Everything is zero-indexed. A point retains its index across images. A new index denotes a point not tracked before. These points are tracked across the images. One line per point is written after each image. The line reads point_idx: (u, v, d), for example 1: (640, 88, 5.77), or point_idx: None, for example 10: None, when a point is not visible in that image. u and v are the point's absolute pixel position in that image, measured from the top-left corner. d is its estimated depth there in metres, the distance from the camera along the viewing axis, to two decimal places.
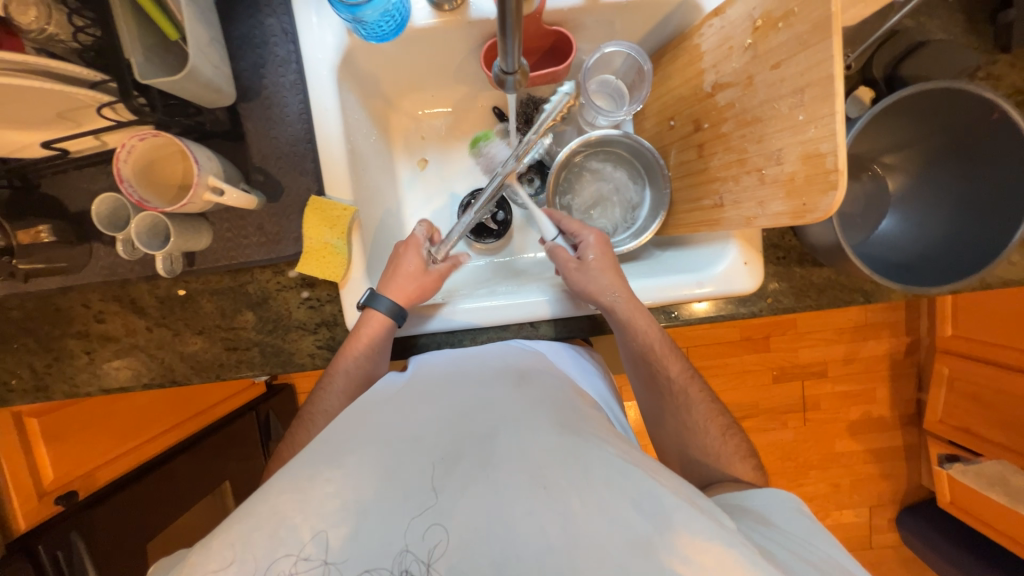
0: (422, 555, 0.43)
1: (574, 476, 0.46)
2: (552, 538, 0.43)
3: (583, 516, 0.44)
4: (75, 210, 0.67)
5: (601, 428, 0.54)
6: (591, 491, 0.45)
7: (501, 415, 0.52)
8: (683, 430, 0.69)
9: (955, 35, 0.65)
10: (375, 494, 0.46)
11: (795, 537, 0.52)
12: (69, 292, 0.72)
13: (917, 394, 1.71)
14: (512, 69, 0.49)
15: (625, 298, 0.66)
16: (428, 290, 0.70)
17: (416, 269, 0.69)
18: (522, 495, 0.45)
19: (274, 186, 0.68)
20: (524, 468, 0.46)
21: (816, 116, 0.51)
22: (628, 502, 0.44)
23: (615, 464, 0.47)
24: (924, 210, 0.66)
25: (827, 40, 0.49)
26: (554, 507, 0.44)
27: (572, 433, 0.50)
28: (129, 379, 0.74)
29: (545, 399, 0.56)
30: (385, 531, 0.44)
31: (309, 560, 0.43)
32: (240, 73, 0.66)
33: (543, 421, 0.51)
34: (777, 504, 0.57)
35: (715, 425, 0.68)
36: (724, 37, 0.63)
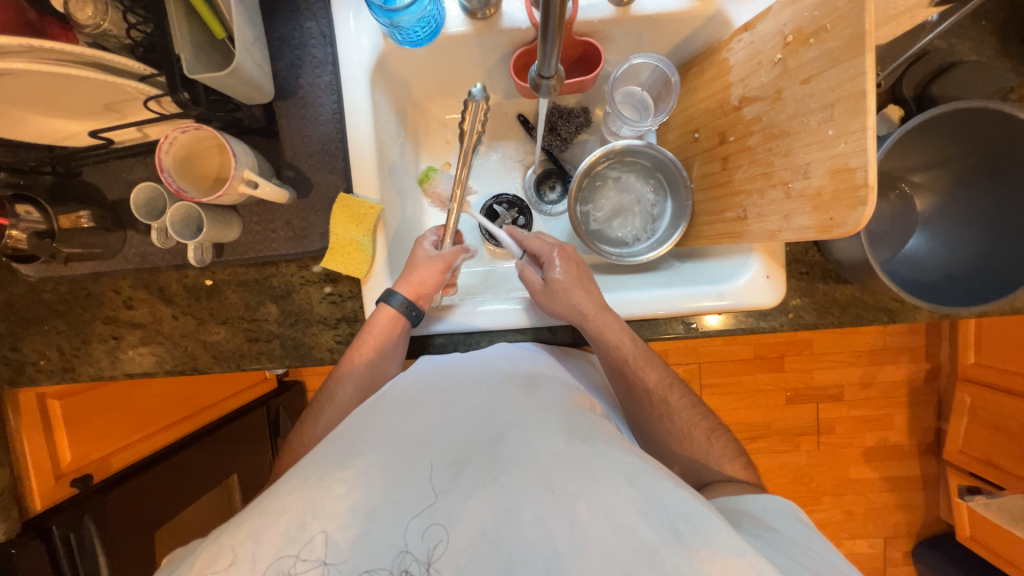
0: (422, 555, 0.42)
1: (580, 483, 0.45)
2: (558, 543, 0.42)
3: (590, 522, 0.43)
4: (114, 199, 0.70)
5: (610, 437, 0.53)
6: (598, 497, 0.44)
7: (509, 420, 0.53)
8: (670, 439, 0.67)
9: (988, 57, 0.65)
10: (381, 492, 0.46)
11: (797, 542, 0.50)
12: (101, 278, 0.74)
13: (937, 422, 1.66)
14: (549, 74, 0.49)
15: (593, 306, 0.67)
16: (438, 280, 0.69)
17: (424, 260, 0.69)
18: (528, 498, 0.45)
19: (305, 182, 0.70)
20: (530, 472, 0.46)
21: (847, 131, 0.51)
22: (634, 510, 0.43)
23: (623, 471, 0.47)
24: (954, 228, 0.64)
25: (858, 56, 0.49)
26: (560, 512, 0.44)
27: (581, 439, 0.50)
28: (152, 366, 0.75)
29: (557, 404, 0.55)
30: (390, 529, 0.44)
31: (310, 560, 0.42)
32: (277, 73, 0.69)
33: (550, 427, 0.51)
34: (773, 508, 0.56)
35: (703, 430, 0.68)
36: (753, 52, 0.64)
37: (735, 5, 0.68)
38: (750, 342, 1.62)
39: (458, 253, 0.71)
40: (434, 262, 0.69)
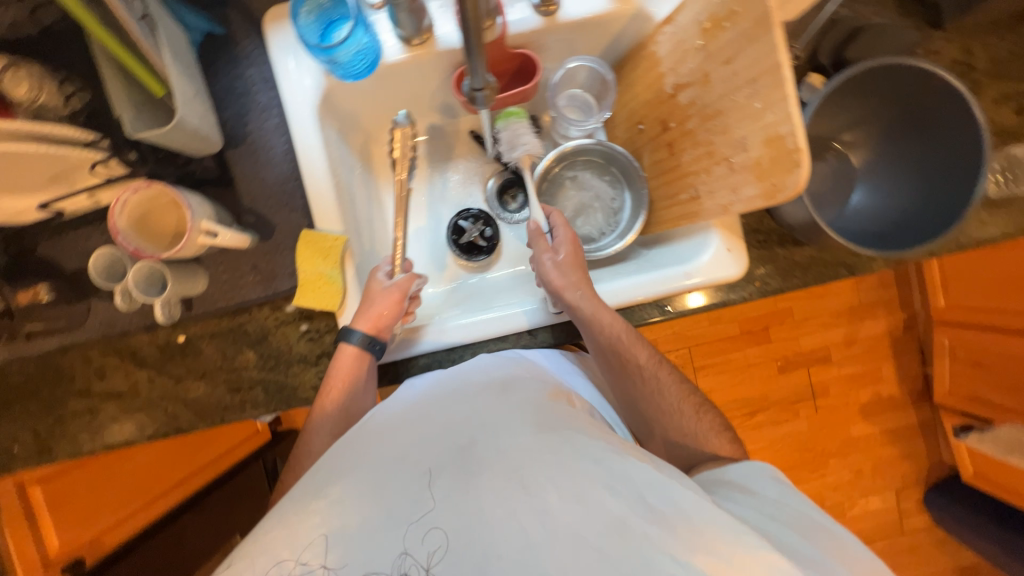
0: (422, 559, 0.45)
1: (550, 472, 0.47)
2: (532, 532, 0.45)
3: (563, 510, 0.45)
4: (72, 269, 0.69)
5: (580, 421, 0.54)
6: (569, 485, 0.46)
7: (480, 423, 0.53)
8: (659, 415, 0.68)
9: (890, 18, 0.70)
10: (364, 512, 0.48)
11: (774, 505, 0.54)
12: (69, 351, 0.72)
13: (923, 368, 1.71)
14: (479, 85, 0.50)
15: (589, 296, 0.67)
16: (395, 311, 0.68)
17: (379, 292, 0.69)
18: (502, 496, 0.47)
19: (266, 225, 0.70)
20: (503, 472, 0.48)
21: (771, 102, 0.54)
22: (604, 490, 0.46)
23: (593, 456, 0.48)
24: (890, 180, 0.69)
25: (768, 33, 0.53)
26: (533, 506, 0.46)
27: (550, 432, 0.51)
28: (134, 433, 0.73)
29: (527, 398, 0.56)
30: (379, 543, 0.46)
31: (307, 564, 0.46)
32: (225, 123, 0.70)
33: (519, 422, 0.52)
34: (757, 477, 0.58)
35: (689, 405, 0.68)
36: (678, 42, 0.67)
37: (654, 1, 0.72)
38: (734, 319, 1.65)
39: (411, 279, 0.71)
40: (389, 293, 0.69)
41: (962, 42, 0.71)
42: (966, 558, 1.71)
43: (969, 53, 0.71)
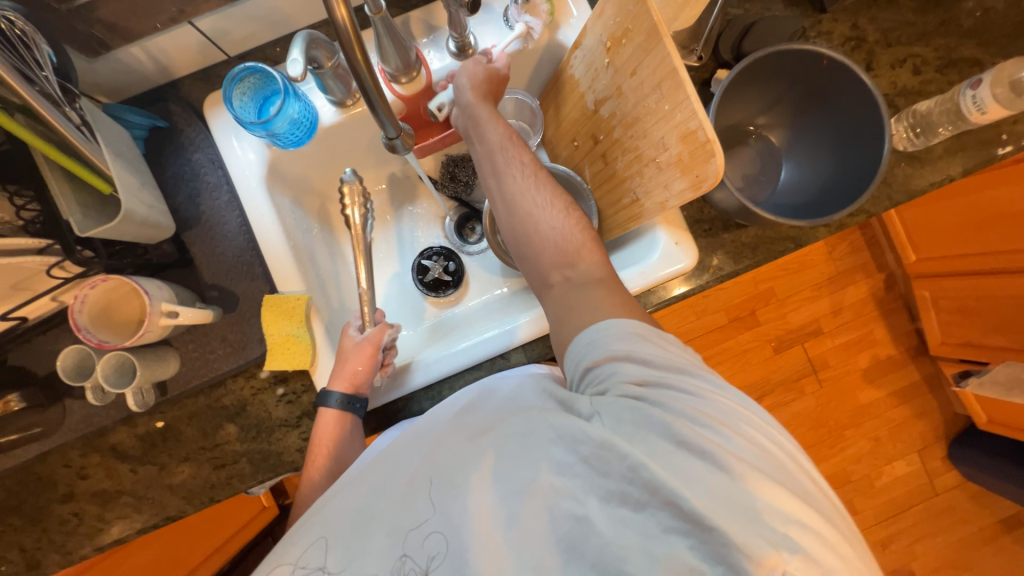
0: (421, 564, 0.46)
1: (468, 463, 0.48)
2: (459, 521, 0.45)
3: (499, 501, 0.45)
4: (45, 374, 0.70)
5: (504, 406, 0.53)
6: (500, 472, 0.46)
7: (424, 442, 0.54)
8: (554, 261, 0.58)
9: (779, 11, 0.76)
10: (346, 535, 0.50)
11: (660, 400, 0.45)
12: (48, 456, 0.71)
13: (913, 323, 1.72)
14: (394, 134, 0.57)
15: (492, 123, 0.64)
16: (371, 367, 0.68)
17: (352, 349, 0.68)
18: (446, 498, 0.47)
19: (230, 297, 0.72)
20: (440, 478, 0.49)
21: (677, 102, 0.58)
22: (513, 462, 0.46)
23: (516, 439, 0.48)
24: (812, 152, 0.73)
25: (660, 42, 0.57)
26: (469, 503, 0.46)
27: (481, 433, 0.51)
28: (122, 530, 0.72)
29: (467, 407, 0.56)
30: (366, 553, 0.48)
31: (305, 567, 0.50)
32: (178, 207, 0.72)
33: (449, 431, 0.53)
34: (635, 356, 0.47)
35: (581, 245, 0.58)
36: (588, 63, 0.72)
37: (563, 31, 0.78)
38: (718, 308, 1.67)
39: (384, 332, 0.69)
40: (362, 349, 0.68)
41: (849, 19, 0.76)
42: (1005, 509, 1.66)
43: (857, 27, 0.77)
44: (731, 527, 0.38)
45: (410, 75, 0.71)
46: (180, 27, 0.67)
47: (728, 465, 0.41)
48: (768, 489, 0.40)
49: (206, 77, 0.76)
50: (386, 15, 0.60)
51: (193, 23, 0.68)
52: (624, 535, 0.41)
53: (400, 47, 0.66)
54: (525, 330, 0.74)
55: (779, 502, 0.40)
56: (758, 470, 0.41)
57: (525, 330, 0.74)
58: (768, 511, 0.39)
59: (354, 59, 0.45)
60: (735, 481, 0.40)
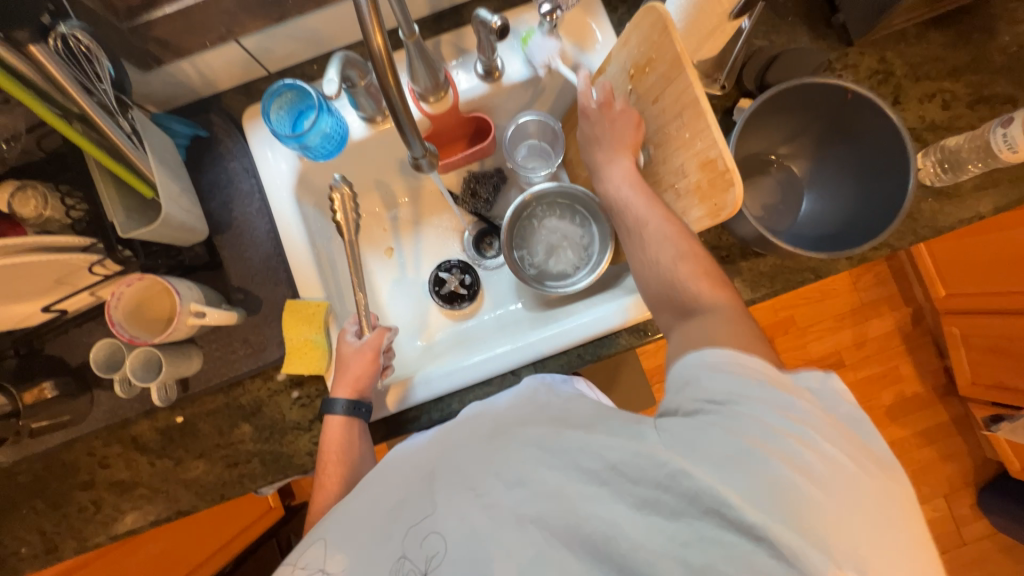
0: (419, 564, 0.46)
1: (493, 466, 0.48)
2: (477, 522, 0.45)
3: (508, 501, 0.45)
4: (77, 364, 0.73)
5: (535, 416, 0.51)
6: (513, 473, 0.46)
7: (445, 440, 0.55)
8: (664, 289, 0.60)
9: (805, 43, 0.77)
10: (352, 538, 0.51)
11: (733, 409, 0.42)
12: (74, 444, 0.75)
13: (941, 361, 1.66)
14: (419, 154, 0.59)
15: (621, 172, 0.67)
16: (371, 372, 0.69)
17: (352, 355, 0.70)
18: (453, 501, 0.47)
19: (253, 300, 0.75)
20: (453, 478, 0.49)
21: (697, 131, 0.59)
22: (541, 466, 0.46)
23: (539, 441, 0.47)
24: (833, 183, 0.72)
25: (683, 72, 0.59)
26: (480, 503, 0.46)
27: (502, 435, 0.50)
28: (137, 521, 0.74)
29: (490, 408, 0.56)
30: (367, 552, 0.49)
31: (309, 567, 0.51)
32: (212, 212, 0.76)
33: (478, 433, 0.52)
34: (714, 368, 0.46)
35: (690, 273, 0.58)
36: (611, 89, 0.74)
37: (587, 57, 0.80)
38: None
39: (381, 335, 0.71)
40: (361, 354, 0.69)
41: (876, 53, 0.76)
42: None
43: (885, 61, 0.76)
44: (779, 533, 0.37)
45: (438, 94, 0.74)
46: (226, 45, 0.72)
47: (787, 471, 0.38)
48: (828, 501, 0.37)
49: (247, 91, 0.81)
50: (419, 39, 0.63)
51: (239, 41, 0.72)
52: (653, 542, 0.40)
53: (431, 68, 0.69)
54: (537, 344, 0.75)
55: (847, 527, 0.37)
56: (816, 479, 0.38)
57: (537, 347, 0.75)
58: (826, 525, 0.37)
59: (386, 84, 0.47)
60: (792, 488, 0.38)
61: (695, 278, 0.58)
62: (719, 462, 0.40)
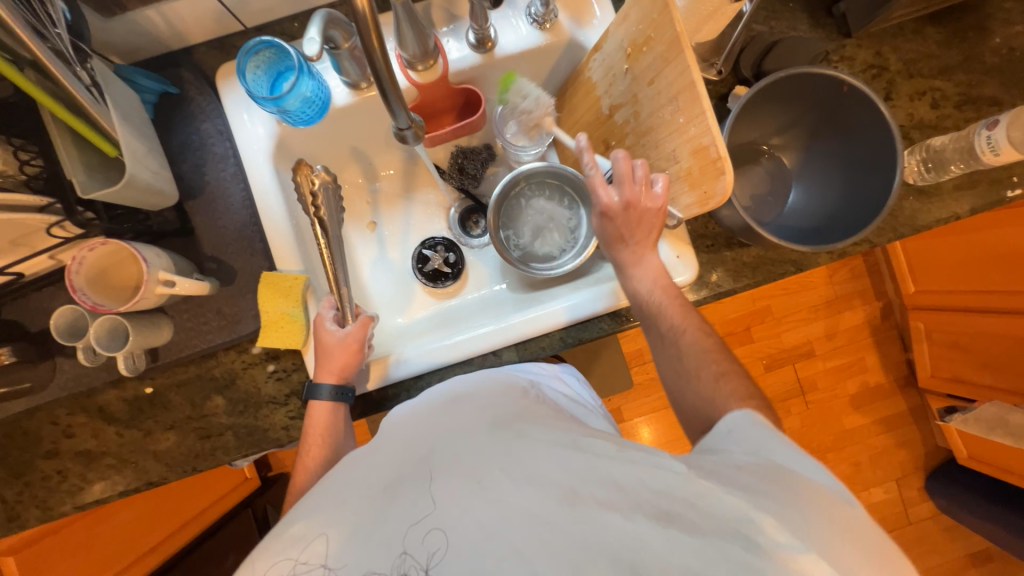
0: (422, 560, 0.44)
1: (500, 461, 0.47)
2: (486, 519, 0.44)
3: (517, 495, 0.45)
4: (38, 329, 0.70)
5: (536, 415, 0.52)
6: (522, 470, 0.46)
7: (441, 428, 0.53)
8: (679, 382, 0.62)
9: (803, 31, 0.76)
10: (347, 523, 0.49)
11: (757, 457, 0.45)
12: (36, 412, 0.72)
13: (905, 354, 1.73)
14: (405, 124, 0.57)
15: (630, 255, 0.68)
16: (355, 358, 0.68)
17: (334, 344, 0.67)
18: (458, 496, 0.46)
19: (227, 271, 0.72)
20: (457, 471, 0.47)
21: (692, 116, 0.58)
22: (553, 467, 0.45)
23: (544, 440, 0.48)
24: (821, 176, 0.73)
25: (682, 54, 0.57)
26: (487, 498, 0.45)
27: (504, 426, 0.50)
28: (105, 491, 0.73)
29: (479, 390, 0.57)
30: (365, 547, 0.46)
31: (308, 564, 0.48)
32: (183, 175, 0.72)
33: (475, 422, 0.52)
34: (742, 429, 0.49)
35: (710, 371, 0.59)
36: (607, 68, 0.72)
37: (584, 32, 0.77)
38: (715, 322, 1.67)
39: (364, 325, 0.69)
40: (342, 343, 0.67)
41: (873, 46, 0.76)
42: (974, 544, 1.68)
43: (881, 56, 0.76)
44: (807, 555, 0.37)
45: (427, 62, 0.70)
46: None
47: (807, 495, 0.41)
48: (847, 541, 0.38)
49: (221, 45, 0.76)
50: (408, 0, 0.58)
51: None
52: (675, 555, 0.39)
53: (419, 33, 0.65)
54: (522, 326, 0.74)
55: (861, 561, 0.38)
56: (834, 516, 0.39)
57: (525, 327, 0.74)
58: (856, 549, 0.38)
59: (370, 46, 0.44)
60: (814, 520, 0.39)
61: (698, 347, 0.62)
62: (743, 493, 0.41)
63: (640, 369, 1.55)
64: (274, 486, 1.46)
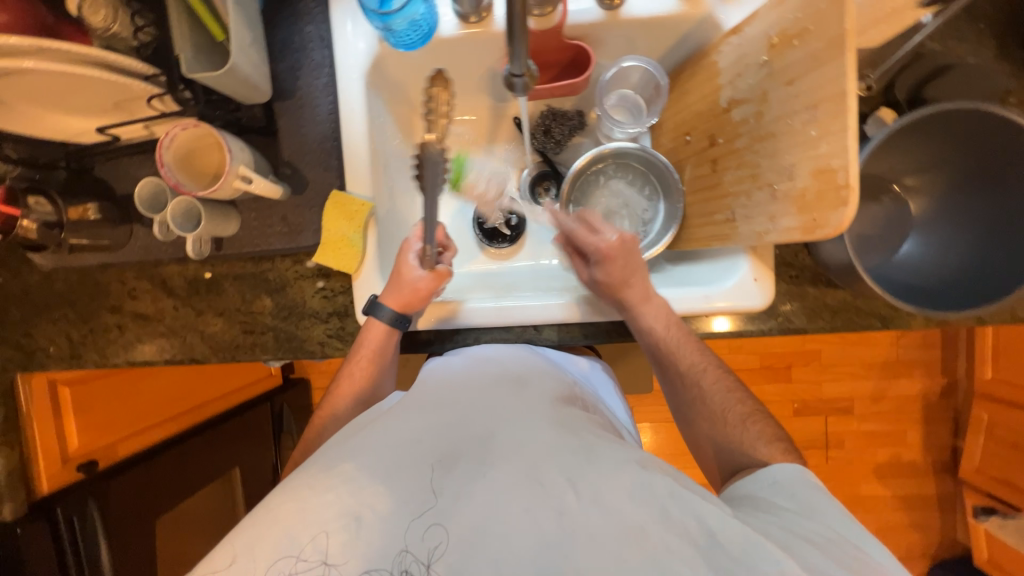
0: (422, 556, 0.43)
1: (567, 471, 0.46)
2: (547, 532, 0.43)
3: (581, 511, 0.44)
4: (123, 193, 0.74)
5: (595, 427, 0.54)
6: (591, 487, 0.45)
7: (500, 417, 0.53)
8: (700, 421, 0.66)
9: (983, 60, 0.64)
10: (389, 489, 0.46)
11: (815, 524, 0.46)
12: (108, 269, 0.77)
13: (953, 439, 1.60)
14: (518, 72, 0.48)
15: (638, 299, 0.68)
16: (423, 299, 0.69)
17: (410, 279, 0.68)
18: (520, 495, 0.45)
19: (299, 180, 0.72)
20: (520, 469, 0.47)
21: (828, 132, 0.51)
22: (623, 496, 0.44)
23: (614, 459, 0.47)
24: (948, 233, 0.63)
25: (839, 57, 0.49)
26: (551, 504, 0.45)
27: (570, 432, 0.51)
28: (153, 355, 0.78)
29: (542, 392, 0.57)
30: (382, 535, 0.44)
31: (309, 561, 0.43)
32: (277, 75, 0.71)
33: (539, 420, 0.52)
34: (790, 488, 0.51)
35: (737, 413, 0.64)
36: (740, 55, 0.64)
37: (725, 8, 0.68)
38: (756, 351, 1.58)
39: (440, 278, 0.69)
40: (416, 283, 0.68)
41: None
42: None
43: None
44: None
45: (546, 8, 0.65)
46: None
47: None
48: None
49: None
50: None
51: None
52: None
53: None
54: (571, 311, 0.72)
55: None
56: None
57: (585, 313, 0.72)
58: None
59: None
60: None
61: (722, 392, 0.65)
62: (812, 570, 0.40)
63: None
64: (292, 388, 1.55)
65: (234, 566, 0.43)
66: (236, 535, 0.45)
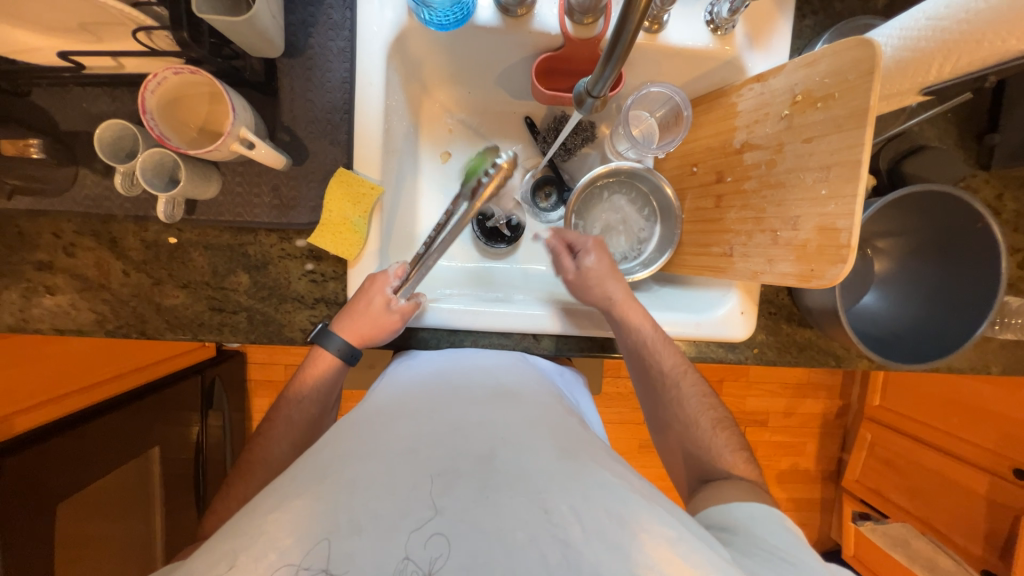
0: (422, 565, 0.40)
1: (570, 498, 0.44)
2: (551, 565, 0.40)
3: (585, 544, 0.42)
4: (68, 129, 0.62)
5: (594, 451, 0.53)
6: (594, 521, 0.43)
7: (501, 436, 0.50)
8: (678, 424, 0.69)
9: (947, 145, 0.73)
10: (382, 503, 0.43)
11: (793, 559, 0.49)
12: (38, 217, 0.64)
13: (839, 452, 1.79)
14: (598, 94, 0.52)
15: (620, 295, 0.70)
16: (387, 334, 0.66)
17: (371, 311, 0.64)
18: (522, 519, 0.43)
19: (300, 148, 0.65)
20: (520, 490, 0.45)
21: (839, 194, 0.56)
22: (626, 537, 0.43)
23: (615, 495, 0.46)
24: (903, 290, 0.74)
25: (859, 128, 0.54)
26: (553, 532, 0.42)
27: (571, 459, 0.49)
28: (89, 324, 0.67)
29: (539, 410, 0.57)
30: (376, 547, 0.41)
31: (310, 568, 0.40)
32: (287, 27, 0.64)
33: (539, 444, 0.50)
34: (762, 517, 0.55)
35: (708, 417, 0.68)
36: (761, 103, 0.67)
37: (751, 55, 0.72)
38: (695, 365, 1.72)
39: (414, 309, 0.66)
40: (387, 316, 0.64)
41: (998, 187, 0.75)
42: None
43: (999, 199, 0.75)
44: None
45: (588, 18, 0.63)
46: None
47: None
48: None
49: None
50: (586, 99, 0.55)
51: None
52: None
53: None
54: (566, 325, 0.74)
55: None
56: None
57: (587, 326, 0.74)
58: None
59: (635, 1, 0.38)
60: None
61: (700, 401, 0.69)
62: None
63: (612, 381, 1.59)
64: (228, 362, 1.41)
65: (239, 573, 0.40)
66: (224, 543, 0.43)
